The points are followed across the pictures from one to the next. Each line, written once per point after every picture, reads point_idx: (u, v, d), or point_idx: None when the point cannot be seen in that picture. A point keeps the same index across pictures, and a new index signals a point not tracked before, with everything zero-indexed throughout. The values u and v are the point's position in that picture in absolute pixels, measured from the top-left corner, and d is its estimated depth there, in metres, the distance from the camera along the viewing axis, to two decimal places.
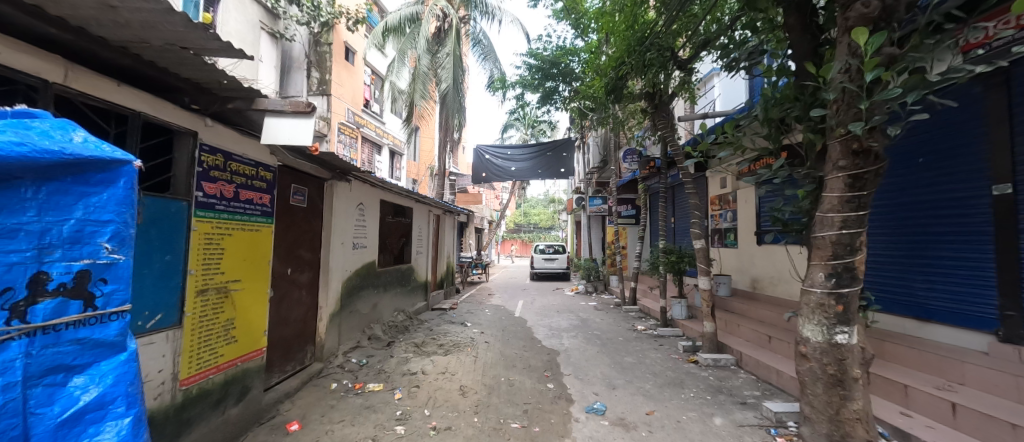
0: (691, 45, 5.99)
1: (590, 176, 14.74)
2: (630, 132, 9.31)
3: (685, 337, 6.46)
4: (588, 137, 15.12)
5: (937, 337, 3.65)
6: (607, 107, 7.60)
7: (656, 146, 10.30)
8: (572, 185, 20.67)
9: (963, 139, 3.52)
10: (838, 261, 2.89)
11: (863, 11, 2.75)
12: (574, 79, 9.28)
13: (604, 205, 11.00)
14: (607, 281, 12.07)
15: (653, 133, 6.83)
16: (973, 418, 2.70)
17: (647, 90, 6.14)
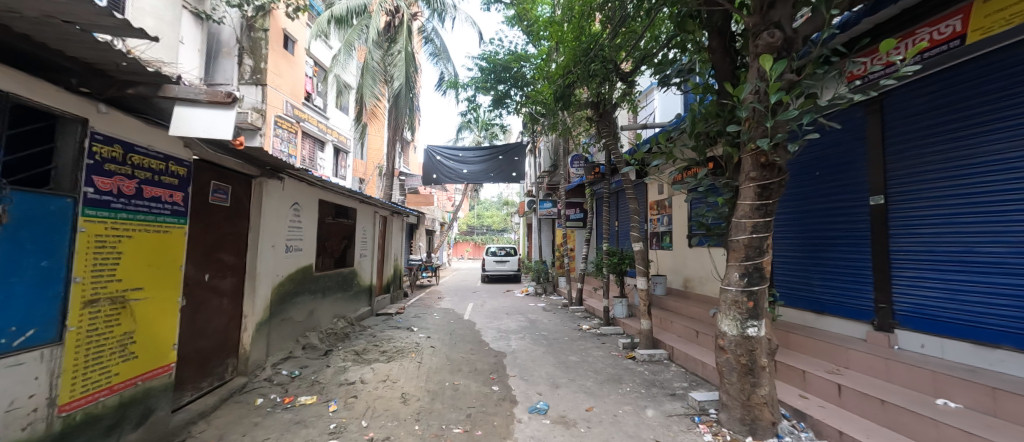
0: (633, 59, 6.36)
1: (540, 180, 15.00)
2: (577, 139, 9.64)
3: (625, 335, 6.80)
4: (539, 141, 15.41)
5: (830, 327, 4.19)
6: (555, 114, 7.83)
7: (601, 152, 10.75)
8: (524, 188, 21.03)
9: (847, 157, 4.10)
10: (749, 261, 3.22)
11: (769, 40, 3.09)
12: (525, 84, 9.39)
13: (554, 208, 11.30)
14: (555, 283, 12.35)
15: (598, 141, 7.13)
16: (853, 397, 3.13)
17: (592, 99, 6.40)
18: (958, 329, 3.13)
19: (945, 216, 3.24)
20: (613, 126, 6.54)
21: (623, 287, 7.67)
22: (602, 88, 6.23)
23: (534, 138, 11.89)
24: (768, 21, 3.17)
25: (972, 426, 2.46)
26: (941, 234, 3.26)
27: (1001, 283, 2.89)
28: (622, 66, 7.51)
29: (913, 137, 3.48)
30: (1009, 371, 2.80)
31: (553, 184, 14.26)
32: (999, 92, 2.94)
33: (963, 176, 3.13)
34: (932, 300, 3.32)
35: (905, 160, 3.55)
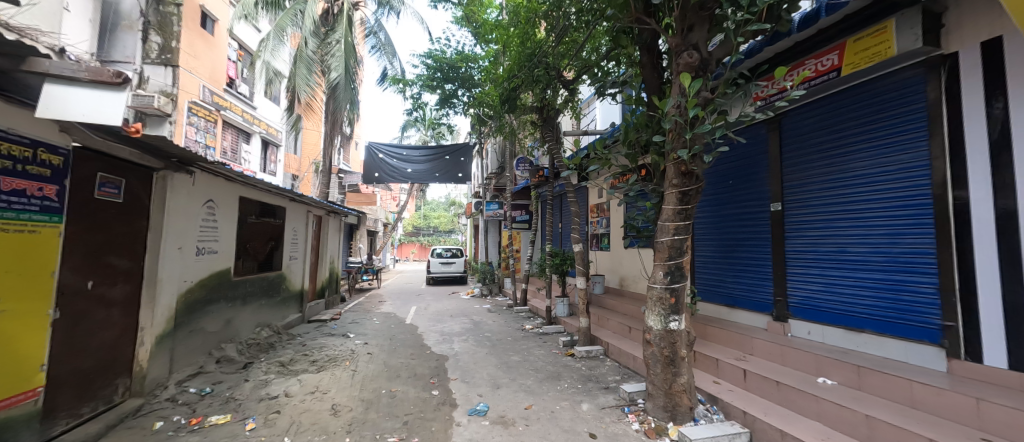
0: (576, 68, 6.59)
1: (487, 181, 14.98)
2: (522, 142, 9.78)
3: (566, 333, 7.02)
4: (487, 143, 15.36)
5: (740, 319, 4.69)
6: (502, 117, 7.88)
7: (546, 156, 11.00)
8: (472, 189, 20.85)
9: (754, 168, 4.62)
10: (671, 261, 3.49)
11: (689, 60, 3.39)
12: (473, 86, 9.32)
13: (501, 210, 11.37)
14: (501, 284, 12.40)
15: (542, 145, 7.31)
16: (756, 381, 3.52)
17: (536, 104, 6.53)
18: (835, 317, 3.66)
19: (825, 221, 3.78)
20: (556, 131, 6.74)
21: (565, 287, 7.92)
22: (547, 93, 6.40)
23: (482, 140, 11.83)
24: (688, 42, 3.48)
25: (844, 400, 2.88)
26: (823, 236, 3.80)
27: (865, 278, 3.43)
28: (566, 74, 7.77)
29: (803, 152, 4.02)
30: (871, 352, 3.33)
31: (500, 185, 14.29)
32: (864, 116, 3.48)
33: (840, 187, 3.67)
34: (816, 293, 3.84)
35: (797, 172, 4.07)
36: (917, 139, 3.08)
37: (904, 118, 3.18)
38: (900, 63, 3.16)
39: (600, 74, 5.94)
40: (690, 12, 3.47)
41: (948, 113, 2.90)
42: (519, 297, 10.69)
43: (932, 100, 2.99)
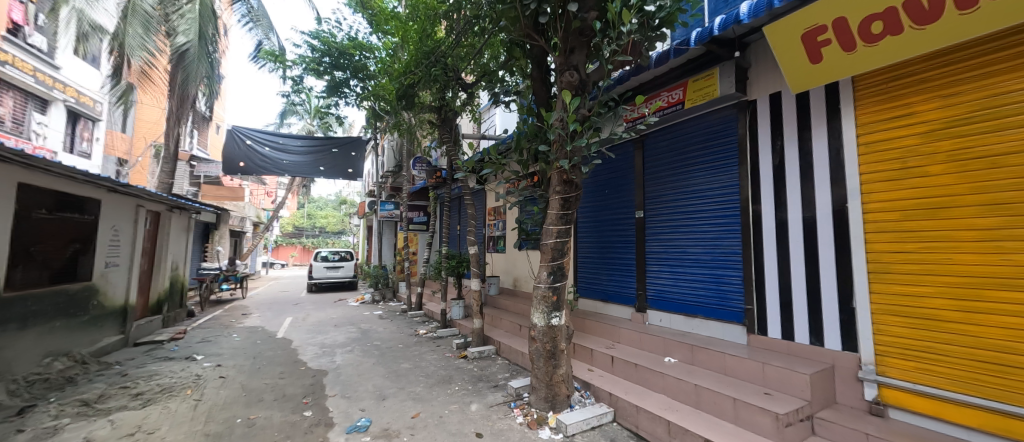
0: (476, 71, 6.64)
1: (382, 180, 14.11)
2: (420, 141, 9.49)
3: (460, 335, 7.02)
4: (382, 139, 14.43)
5: (611, 311, 5.32)
6: (399, 113, 7.52)
7: (444, 157, 10.82)
8: (367, 187, 19.36)
9: (623, 180, 5.29)
10: (554, 262, 3.78)
11: (570, 79, 3.75)
12: (367, 77, 8.66)
13: (395, 211, 10.90)
14: (395, 289, 11.78)
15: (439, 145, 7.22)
16: (621, 365, 4.02)
17: (435, 103, 6.40)
18: (677, 306, 4.41)
19: (673, 226, 4.53)
20: (454, 131, 6.71)
21: (460, 290, 7.92)
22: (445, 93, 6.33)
23: (377, 136, 11.08)
24: (569, 63, 3.84)
25: (681, 374, 3.49)
26: (671, 239, 4.54)
27: (700, 274, 4.20)
28: (463, 77, 7.82)
29: (659, 169, 4.75)
30: (701, 333, 4.11)
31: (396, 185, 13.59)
32: (700, 142, 4.27)
33: (682, 199, 4.44)
34: (665, 287, 4.58)
35: (654, 186, 4.80)
36: (732, 163, 3.92)
37: (724, 146, 4.01)
38: (723, 103, 3.97)
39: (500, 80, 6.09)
40: (572, 36, 3.82)
41: (750, 144, 3.76)
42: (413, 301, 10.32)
43: (741, 133, 3.83)
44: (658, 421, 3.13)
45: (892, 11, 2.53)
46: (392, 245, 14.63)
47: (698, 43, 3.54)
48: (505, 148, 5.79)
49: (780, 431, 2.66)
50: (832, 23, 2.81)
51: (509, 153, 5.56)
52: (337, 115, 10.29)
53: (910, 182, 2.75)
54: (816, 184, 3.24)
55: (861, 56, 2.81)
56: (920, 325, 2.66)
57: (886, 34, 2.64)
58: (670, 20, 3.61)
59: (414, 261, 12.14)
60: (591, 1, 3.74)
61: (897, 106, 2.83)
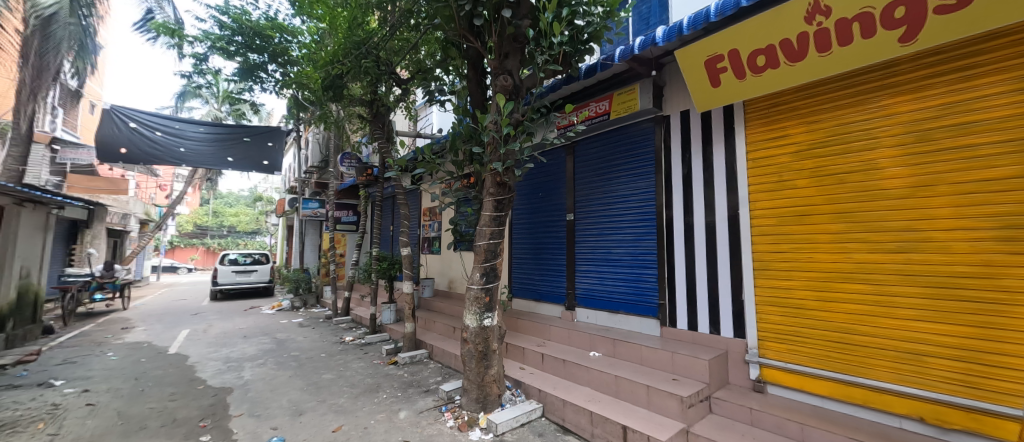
0: (411, 67, 6.45)
1: (306, 176, 13.05)
2: (349, 136, 8.95)
3: (390, 341, 6.76)
4: (306, 131, 13.36)
5: (543, 310, 5.51)
6: (325, 105, 7.01)
7: (376, 154, 10.34)
8: (288, 183, 17.77)
9: (555, 184, 5.52)
10: (487, 263, 3.82)
11: (504, 83, 3.83)
12: (288, 62, 7.96)
13: (320, 209, 10.23)
14: (318, 294, 10.94)
15: (371, 141, 6.89)
16: (551, 362, 4.17)
17: (366, 96, 6.09)
18: (602, 303, 4.71)
19: (599, 229, 4.83)
20: (387, 127, 6.43)
21: (392, 293, 7.63)
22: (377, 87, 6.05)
23: (300, 128, 10.23)
24: (504, 67, 3.92)
25: (604, 366, 3.74)
26: (598, 241, 4.83)
27: (622, 273, 4.53)
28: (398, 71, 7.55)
29: (587, 175, 5.04)
30: (622, 327, 4.43)
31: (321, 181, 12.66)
32: (623, 151, 4.61)
33: (607, 204, 4.75)
34: (591, 285, 4.86)
35: (583, 190, 5.07)
36: (650, 171, 4.29)
37: (643, 156, 4.38)
38: (643, 116, 4.32)
39: (436, 78, 5.98)
40: (506, 42, 3.91)
41: (664, 155, 4.15)
42: (339, 306, 9.69)
43: (657, 144, 4.21)
44: (582, 412, 3.32)
45: (771, 47, 3.04)
46: (317, 246, 13.61)
47: (621, 60, 3.83)
48: (439, 148, 5.70)
49: (684, 412, 2.97)
50: (727, 53, 3.26)
51: (442, 153, 5.48)
52: (251, 102, 9.34)
53: (785, 193, 3.25)
54: (717, 193, 3.69)
55: (749, 84, 3.30)
56: (790, 313, 3.16)
57: (768, 67, 3.14)
58: (597, 36, 3.87)
59: (342, 263, 11.41)
60: (525, 10, 3.87)
61: (776, 128, 3.34)
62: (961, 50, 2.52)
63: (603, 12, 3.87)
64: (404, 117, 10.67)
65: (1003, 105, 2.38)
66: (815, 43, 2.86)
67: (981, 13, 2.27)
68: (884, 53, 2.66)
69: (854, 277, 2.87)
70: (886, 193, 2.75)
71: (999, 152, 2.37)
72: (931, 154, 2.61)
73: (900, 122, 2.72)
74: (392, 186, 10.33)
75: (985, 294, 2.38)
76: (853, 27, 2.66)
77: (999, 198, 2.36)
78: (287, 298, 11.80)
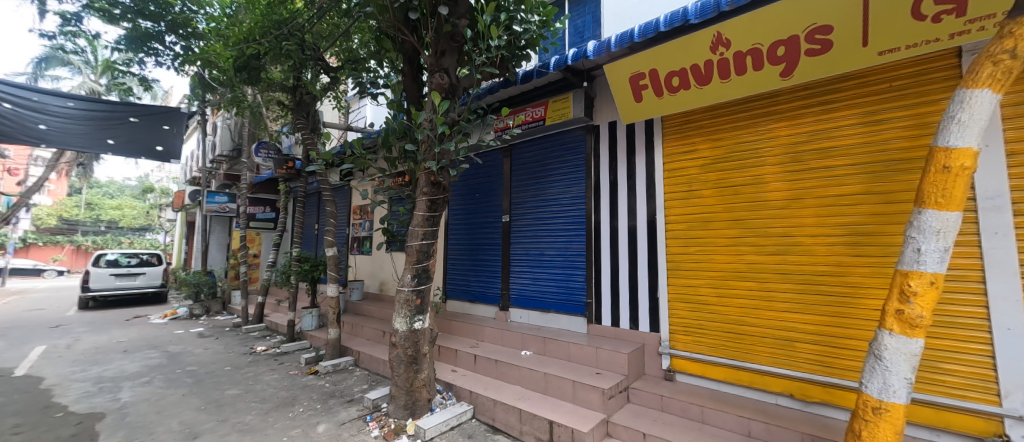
0: (341, 55, 6.04)
1: (213, 166, 11.60)
2: (267, 124, 8.12)
3: (311, 348, 6.28)
4: (214, 115, 11.84)
5: (477, 311, 5.51)
6: (237, 88, 6.28)
7: (300, 146, 9.53)
8: (189, 173, 15.59)
9: (492, 186, 5.56)
10: (419, 264, 3.72)
11: (440, 81, 3.78)
12: (193, 36, 6.98)
13: (229, 204, 9.19)
14: (225, 299, 9.78)
15: (292, 132, 6.33)
16: (483, 363, 4.19)
17: (287, 82, 5.56)
18: (534, 303, 4.84)
19: (533, 231, 4.96)
20: (311, 117, 5.95)
21: (314, 296, 7.09)
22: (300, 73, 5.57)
23: (206, 112, 9.05)
24: (440, 65, 3.87)
25: (534, 364, 3.85)
26: (532, 243, 4.97)
27: (553, 274, 4.70)
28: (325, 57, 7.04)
29: (522, 178, 5.16)
30: (553, 326, 4.60)
31: (233, 172, 11.35)
32: (557, 156, 4.79)
33: (540, 207, 4.91)
34: (525, 286, 4.97)
35: (518, 193, 5.19)
36: (580, 177, 4.52)
37: (575, 162, 4.60)
38: (575, 124, 4.55)
39: (368, 69, 5.69)
40: (443, 39, 3.86)
41: (594, 162, 4.40)
42: (251, 313, 8.76)
43: (588, 151, 4.45)
44: (511, 411, 3.39)
45: (684, 70, 3.39)
46: (225, 245, 12.15)
47: (556, 69, 3.99)
48: (371, 143, 5.42)
49: (605, 403, 3.19)
50: (647, 72, 3.55)
51: (374, 149, 5.22)
52: (141, 77, 8.04)
53: (694, 201, 3.64)
54: (638, 200, 4.01)
55: (666, 101, 3.64)
56: (696, 308, 3.54)
57: (682, 88, 3.50)
58: (533, 43, 3.98)
59: (256, 265, 10.32)
60: (462, 9, 3.85)
61: (688, 143, 3.72)
62: (826, 87, 3.02)
63: (539, 20, 3.93)
64: (333, 108, 9.98)
65: (853, 134, 2.89)
66: (719, 70, 3.25)
67: (839, 58, 2.78)
68: (769, 84, 3.13)
69: (746, 275, 3.31)
70: (770, 205, 3.22)
71: (850, 174, 2.89)
72: (803, 173, 3.10)
73: (782, 143, 3.20)
74: (317, 181, 9.59)
75: (838, 289, 2.88)
76: (748, 59, 3.09)
77: (849, 211, 2.87)
78: (185, 305, 10.37)
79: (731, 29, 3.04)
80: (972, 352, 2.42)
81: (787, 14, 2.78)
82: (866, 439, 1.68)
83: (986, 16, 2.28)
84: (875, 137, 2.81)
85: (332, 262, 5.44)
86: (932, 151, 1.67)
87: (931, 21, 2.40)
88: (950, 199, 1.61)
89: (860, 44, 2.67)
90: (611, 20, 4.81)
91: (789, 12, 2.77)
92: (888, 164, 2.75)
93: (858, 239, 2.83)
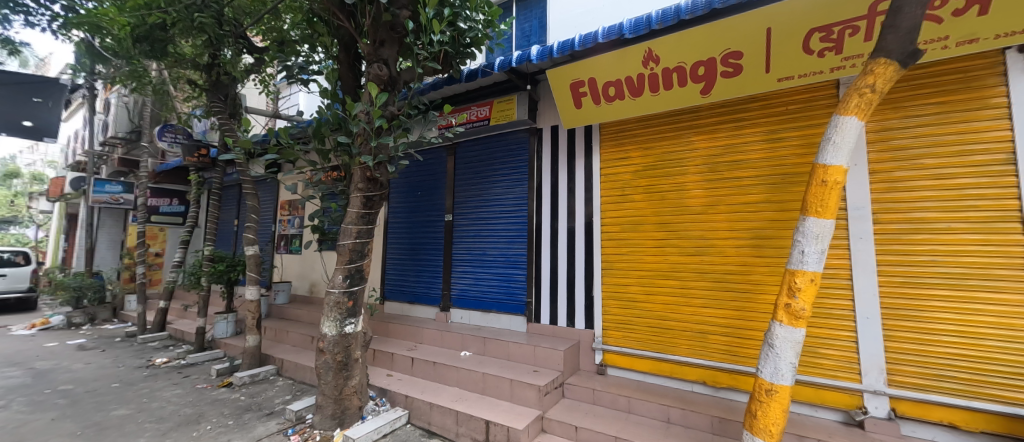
0: (267, 34, 5.52)
1: (105, 150, 10.00)
2: (176, 105, 7.16)
3: (225, 358, 5.66)
4: (107, 91, 10.20)
5: (417, 313, 5.36)
6: (137, 61, 5.46)
7: (216, 132, 8.53)
8: (72, 156, 13.27)
9: (435, 185, 5.45)
10: (352, 264, 3.52)
11: (378, 72, 3.61)
12: None
13: (122, 195, 7.98)
14: (116, 305, 8.47)
15: (206, 116, 5.65)
16: (420, 366, 4.08)
17: (202, 59, 4.96)
18: (475, 303, 4.83)
19: (476, 230, 4.94)
20: (231, 101, 5.35)
21: (231, 300, 6.40)
22: (216, 50, 4.96)
23: (94, 86, 7.77)
24: (379, 55, 3.70)
25: (472, 365, 3.84)
26: (474, 243, 4.94)
27: (494, 273, 4.72)
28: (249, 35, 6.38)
29: (465, 178, 5.12)
30: (493, 326, 4.62)
31: (130, 158, 9.84)
32: (500, 157, 4.82)
33: (482, 208, 4.91)
34: (467, 286, 4.93)
35: (461, 193, 5.14)
36: (522, 178, 4.59)
37: (517, 163, 4.66)
38: (519, 126, 4.61)
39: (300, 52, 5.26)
40: (382, 29, 3.69)
41: (536, 164, 4.50)
42: (151, 320, 7.68)
43: (531, 154, 4.54)
44: (447, 413, 3.34)
45: (619, 81, 3.60)
46: (119, 241, 10.50)
47: (500, 70, 4.02)
48: (301, 133, 5.01)
49: (540, 400, 3.27)
50: (586, 80, 3.71)
51: (304, 139, 4.84)
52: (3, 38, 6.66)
53: (626, 205, 3.87)
54: (576, 202, 4.18)
55: (603, 110, 3.83)
56: (626, 306, 3.77)
57: (617, 97, 3.70)
58: (478, 42, 3.98)
59: (158, 265, 9.06)
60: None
61: (622, 150, 3.96)
62: (738, 106, 3.39)
63: (484, 20, 3.95)
64: (258, 92, 9.08)
65: (759, 150, 3.27)
66: (650, 84, 3.50)
67: (747, 82, 3.14)
68: (691, 100, 3.43)
69: (670, 274, 3.59)
70: (690, 210, 3.54)
71: (755, 184, 3.26)
72: (717, 182, 3.44)
73: (703, 155, 3.52)
74: (237, 172, 8.65)
75: (744, 286, 3.24)
76: (674, 76, 3.37)
77: (752, 217, 3.25)
78: (63, 312, 8.80)
79: (660, 47, 3.28)
80: (843, 338, 2.85)
81: (707, 38, 3.08)
82: (761, 418, 1.91)
83: (856, 55, 2.72)
84: (774, 153, 3.21)
85: (252, 262, 4.94)
86: (813, 167, 1.94)
87: (817, 55, 2.82)
88: (826, 209, 1.88)
89: (764, 71, 3.04)
90: (556, 28, 4.96)
91: (708, 36, 3.07)
92: (784, 177, 3.15)
93: (760, 241, 3.20)
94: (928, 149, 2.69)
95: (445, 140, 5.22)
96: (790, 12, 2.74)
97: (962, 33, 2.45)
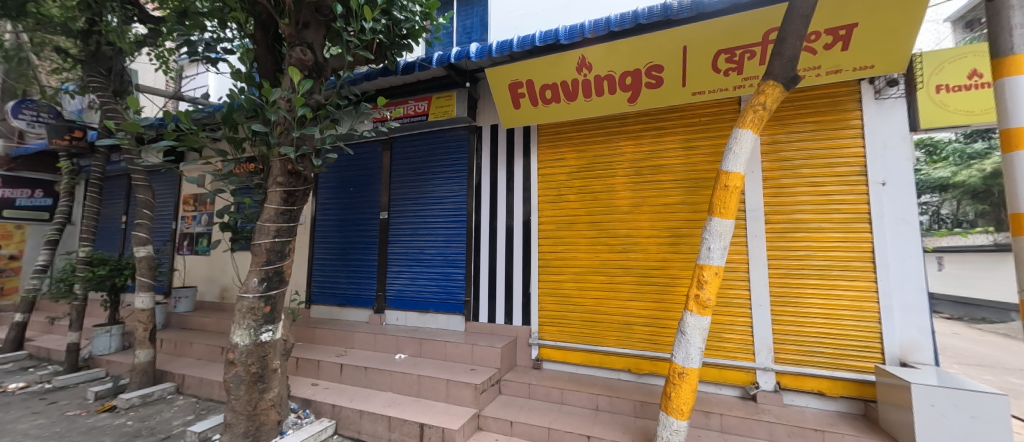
0: None
1: None
2: (41, 77, 5.95)
3: (108, 378, 4.86)
4: None
5: (348, 316, 5.07)
6: None
7: (97, 112, 7.27)
8: None
9: (368, 181, 5.19)
10: (269, 266, 3.21)
11: (302, 57, 3.34)
12: None
13: None
14: None
15: (83, 92, 4.80)
16: (351, 372, 3.86)
17: (77, 25, 4.19)
18: (411, 304, 4.69)
19: (412, 229, 4.81)
20: (116, 76, 4.60)
21: (117, 309, 5.50)
22: (96, 14, 4.22)
23: None
24: (302, 38, 3.41)
25: (406, 368, 3.72)
26: (410, 242, 4.80)
27: (431, 273, 4.62)
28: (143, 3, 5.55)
29: (400, 174, 4.94)
30: (429, 326, 4.52)
31: None
32: (438, 154, 4.74)
33: (419, 206, 4.79)
34: (403, 286, 4.78)
35: (395, 191, 4.95)
36: (459, 177, 4.56)
37: (455, 161, 4.61)
38: (457, 123, 4.56)
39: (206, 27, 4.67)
40: (306, 10, 3.41)
41: (475, 162, 4.49)
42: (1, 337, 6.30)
43: (470, 152, 4.52)
44: (379, 420, 3.21)
45: (556, 85, 3.73)
46: None
47: (438, 65, 3.94)
48: (208, 119, 4.45)
49: (476, 398, 3.28)
50: (524, 81, 3.80)
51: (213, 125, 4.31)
52: None
53: (562, 206, 4.03)
54: (513, 202, 4.26)
55: (540, 112, 3.94)
56: (560, 302, 3.93)
57: (553, 101, 3.83)
58: (414, 34, 3.84)
59: (13, 271, 7.45)
60: None
61: (558, 152, 4.11)
62: (661, 115, 3.69)
63: (420, 11, 3.79)
64: (155, 69, 7.91)
65: (678, 156, 3.59)
66: (583, 89, 3.67)
67: (667, 95, 3.44)
68: (620, 107, 3.66)
69: (601, 270, 3.80)
70: (619, 211, 3.78)
71: (674, 188, 3.58)
72: (642, 185, 3.72)
73: (631, 159, 3.79)
74: (124, 160, 7.42)
75: (663, 280, 3.54)
76: (604, 84, 3.58)
77: (671, 217, 3.56)
78: None
79: (592, 55, 3.47)
80: (741, 324, 3.25)
81: (634, 50, 3.32)
82: (675, 399, 2.12)
83: (752, 77, 3.12)
84: (689, 160, 3.55)
85: (144, 265, 4.25)
86: (717, 173, 2.19)
87: (723, 74, 3.18)
88: (727, 210, 2.14)
89: (681, 85, 3.35)
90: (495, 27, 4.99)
91: (635, 49, 3.31)
92: (697, 181, 3.50)
93: (677, 239, 3.52)
94: (807, 161, 3.17)
95: (379, 134, 4.99)
96: (701, 34, 3.07)
97: (830, 64, 2.92)
